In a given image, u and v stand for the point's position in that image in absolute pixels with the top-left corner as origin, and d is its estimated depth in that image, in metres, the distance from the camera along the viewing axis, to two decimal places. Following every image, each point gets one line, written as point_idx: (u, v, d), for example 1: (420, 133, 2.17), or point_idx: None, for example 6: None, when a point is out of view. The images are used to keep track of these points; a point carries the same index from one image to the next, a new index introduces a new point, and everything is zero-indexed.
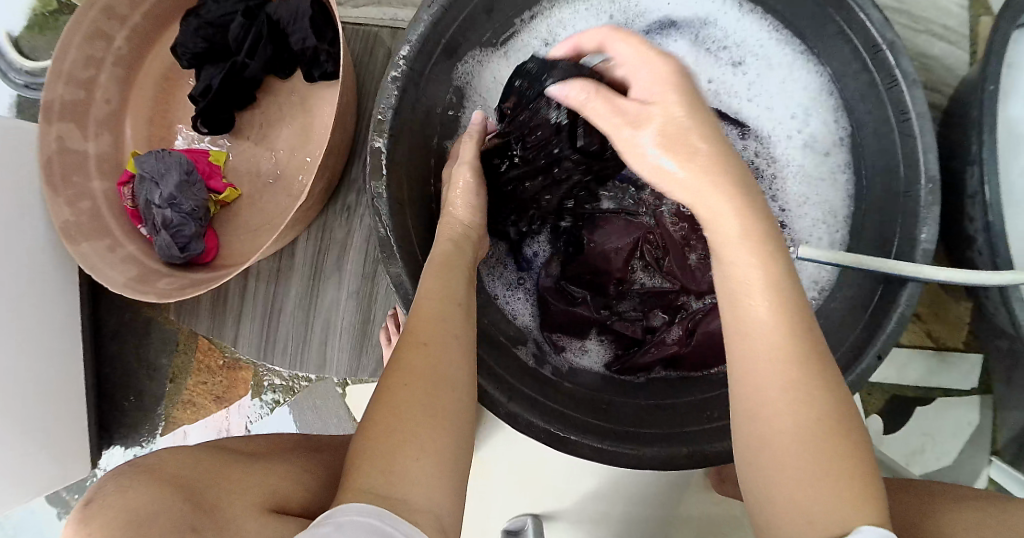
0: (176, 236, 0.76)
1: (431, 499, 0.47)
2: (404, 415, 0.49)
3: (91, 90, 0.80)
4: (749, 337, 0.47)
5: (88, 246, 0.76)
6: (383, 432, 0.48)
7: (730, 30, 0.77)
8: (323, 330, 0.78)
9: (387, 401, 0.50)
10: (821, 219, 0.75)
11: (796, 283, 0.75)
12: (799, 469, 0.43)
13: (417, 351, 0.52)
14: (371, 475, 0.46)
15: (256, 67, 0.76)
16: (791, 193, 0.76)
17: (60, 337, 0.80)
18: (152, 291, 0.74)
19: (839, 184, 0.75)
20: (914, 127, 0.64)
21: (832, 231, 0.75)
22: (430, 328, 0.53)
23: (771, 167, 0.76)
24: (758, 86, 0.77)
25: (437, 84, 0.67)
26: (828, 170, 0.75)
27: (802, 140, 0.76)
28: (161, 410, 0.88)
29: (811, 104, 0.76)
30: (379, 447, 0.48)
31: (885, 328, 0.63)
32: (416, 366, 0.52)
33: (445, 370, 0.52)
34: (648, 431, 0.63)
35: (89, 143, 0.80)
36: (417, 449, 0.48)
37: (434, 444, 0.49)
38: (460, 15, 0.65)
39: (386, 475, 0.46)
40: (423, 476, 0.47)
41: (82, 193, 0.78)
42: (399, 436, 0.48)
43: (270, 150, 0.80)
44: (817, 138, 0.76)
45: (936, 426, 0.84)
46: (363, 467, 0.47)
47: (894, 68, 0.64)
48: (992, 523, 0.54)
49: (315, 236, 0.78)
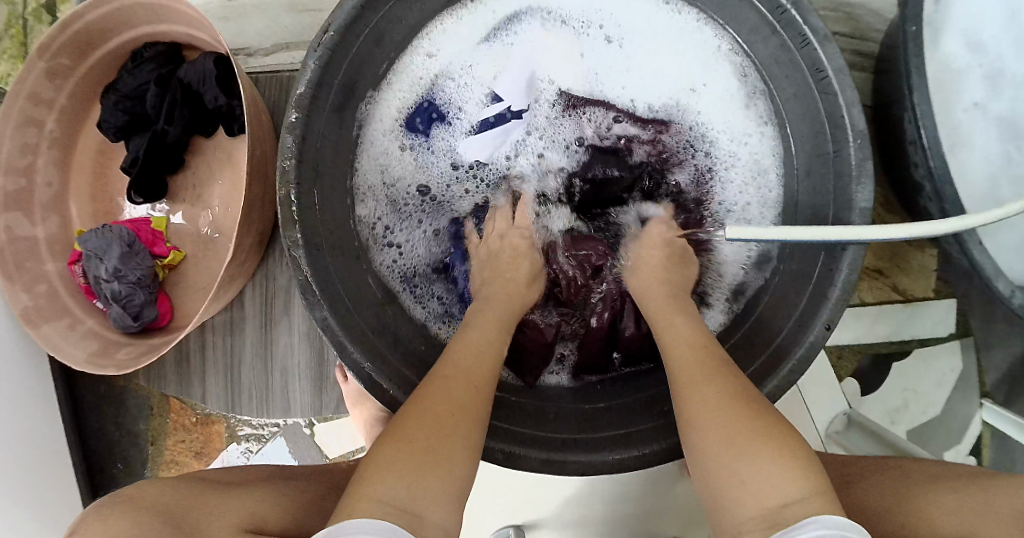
0: (128, 307, 0.78)
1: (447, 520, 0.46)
2: (433, 435, 0.49)
3: (31, 175, 0.83)
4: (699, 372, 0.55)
5: (48, 328, 0.78)
6: (403, 441, 0.48)
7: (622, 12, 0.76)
8: (283, 376, 0.79)
9: (411, 418, 0.51)
10: (747, 185, 0.74)
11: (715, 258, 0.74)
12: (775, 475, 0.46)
13: (443, 381, 0.54)
14: (394, 486, 0.45)
15: (177, 132, 0.78)
16: (714, 160, 0.75)
17: (37, 417, 0.83)
18: (112, 364, 0.76)
19: (761, 144, 0.73)
20: (833, 84, 0.61)
21: (759, 193, 0.73)
22: (459, 363, 0.56)
23: (692, 139, 0.75)
24: (657, 62, 0.76)
25: (333, 127, 0.66)
26: (745, 135, 0.74)
27: (716, 105, 0.75)
28: (148, 472, 0.90)
29: (719, 69, 0.74)
30: (407, 459, 0.47)
31: (830, 296, 0.60)
32: (444, 391, 0.53)
33: (476, 398, 0.54)
34: (597, 435, 0.62)
35: (37, 228, 0.83)
36: (433, 463, 0.48)
37: (456, 470, 0.49)
38: (347, 52, 0.64)
39: (412, 489, 0.46)
40: (445, 499, 0.47)
41: (38, 277, 0.81)
42: (421, 445, 0.48)
43: (206, 208, 0.82)
44: (730, 103, 0.74)
45: (916, 380, 0.82)
46: (372, 475, 0.46)
47: (802, 26, 0.61)
48: (970, 500, 0.51)
49: (260, 285, 0.79)
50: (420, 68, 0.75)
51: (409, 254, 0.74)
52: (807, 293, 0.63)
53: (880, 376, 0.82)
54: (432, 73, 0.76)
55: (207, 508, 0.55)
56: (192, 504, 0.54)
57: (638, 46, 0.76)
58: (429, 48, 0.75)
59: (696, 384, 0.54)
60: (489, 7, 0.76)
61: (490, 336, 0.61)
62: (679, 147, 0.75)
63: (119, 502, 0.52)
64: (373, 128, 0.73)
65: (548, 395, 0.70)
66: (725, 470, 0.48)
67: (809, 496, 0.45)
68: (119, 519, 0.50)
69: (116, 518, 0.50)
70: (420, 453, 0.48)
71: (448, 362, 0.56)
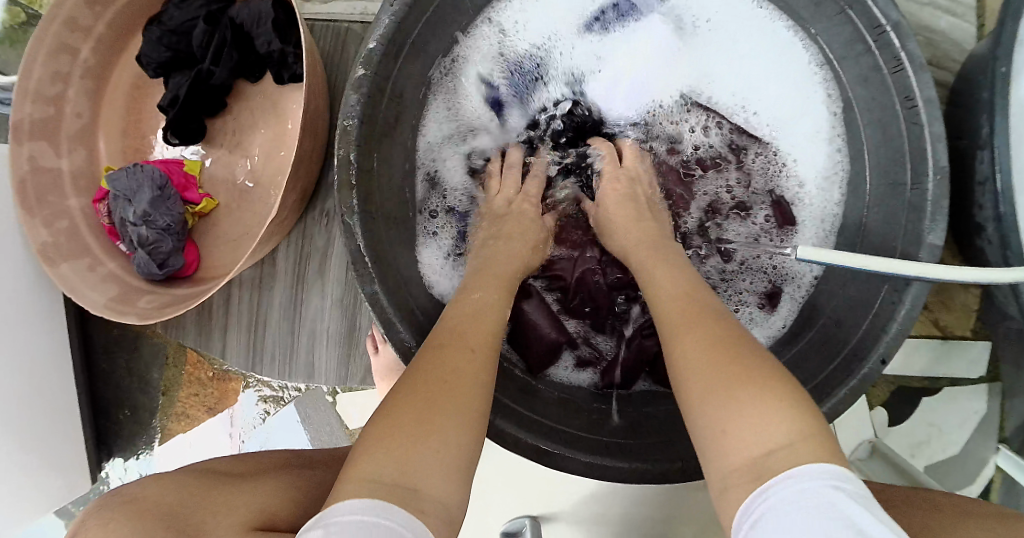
0: (154, 254, 0.74)
1: (445, 495, 0.43)
2: (429, 405, 0.46)
3: (61, 105, 0.78)
4: (704, 330, 0.49)
5: (67, 267, 0.75)
6: (408, 424, 0.45)
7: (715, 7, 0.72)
8: (309, 341, 0.77)
9: (409, 392, 0.48)
10: (820, 213, 0.71)
11: (786, 283, 0.72)
12: (752, 414, 0.42)
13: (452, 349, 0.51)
14: (386, 462, 0.43)
15: (223, 74, 0.74)
16: (796, 182, 0.72)
17: (46, 358, 0.80)
18: (132, 313, 0.73)
19: (840, 176, 0.70)
20: (921, 114, 0.58)
21: (829, 228, 0.71)
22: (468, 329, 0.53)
23: (769, 159, 0.73)
24: (747, 74, 0.72)
25: (404, 95, 0.64)
26: (820, 166, 0.71)
27: (803, 129, 0.71)
28: (155, 423, 0.89)
29: (810, 87, 0.70)
30: (402, 436, 0.45)
31: (888, 331, 0.59)
32: (453, 359, 0.50)
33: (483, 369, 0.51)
34: (641, 442, 0.60)
35: (62, 159, 0.79)
36: (426, 443, 0.44)
37: (457, 444, 0.46)
38: (424, 12, 0.61)
39: (403, 463, 0.43)
40: (439, 470, 0.44)
41: (58, 212, 0.77)
42: (422, 428, 0.45)
43: (246, 157, 0.79)
44: (817, 127, 0.71)
45: (940, 417, 0.81)
46: (369, 455, 0.44)
47: (899, 51, 0.58)
48: None
49: (295, 245, 0.76)
50: (497, 41, 0.72)
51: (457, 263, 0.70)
52: (863, 326, 0.62)
53: (907, 408, 0.82)
54: (511, 50, 0.72)
55: (216, 505, 0.51)
56: (200, 502, 0.51)
57: (738, 54, 0.72)
58: (515, 17, 0.72)
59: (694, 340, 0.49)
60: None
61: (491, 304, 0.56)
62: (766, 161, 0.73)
63: (124, 499, 0.49)
64: (445, 102, 0.71)
65: (553, 386, 0.68)
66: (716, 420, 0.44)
67: (795, 441, 0.41)
68: (137, 503, 0.48)
69: (120, 523, 0.46)
70: (415, 436, 0.45)
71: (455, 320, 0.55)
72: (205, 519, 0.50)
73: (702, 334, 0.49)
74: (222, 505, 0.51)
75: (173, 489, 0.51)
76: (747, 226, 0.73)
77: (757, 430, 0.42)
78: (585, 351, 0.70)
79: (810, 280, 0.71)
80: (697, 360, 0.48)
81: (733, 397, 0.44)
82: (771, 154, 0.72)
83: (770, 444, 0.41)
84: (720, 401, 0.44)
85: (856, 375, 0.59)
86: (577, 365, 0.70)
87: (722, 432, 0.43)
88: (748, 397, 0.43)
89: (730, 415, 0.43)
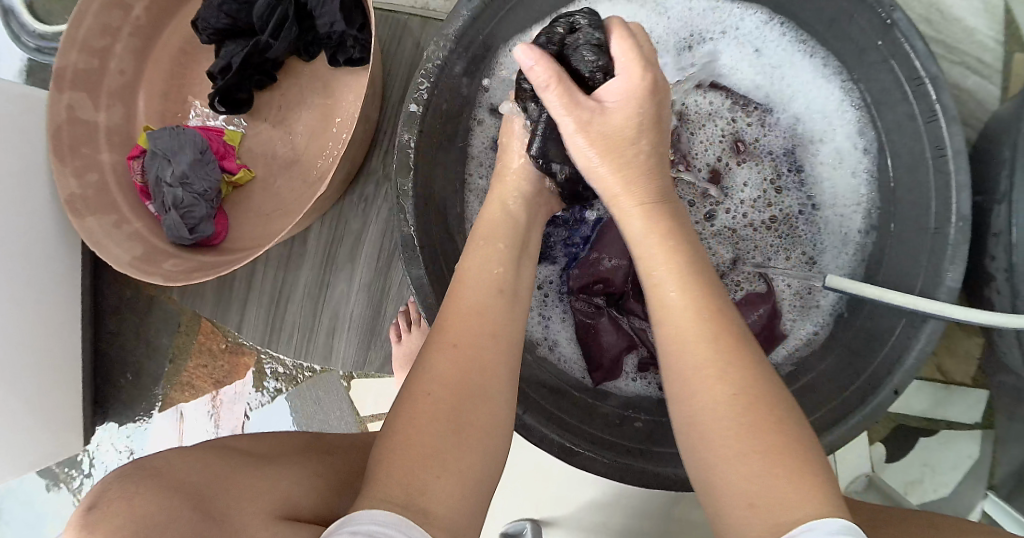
0: (186, 217, 0.73)
1: (453, 507, 0.43)
2: (422, 426, 0.45)
3: (106, 59, 0.78)
4: (694, 345, 0.46)
5: (94, 221, 0.74)
6: (409, 454, 0.44)
7: (752, 36, 0.74)
8: (331, 322, 0.76)
9: (409, 417, 0.46)
10: (837, 237, 0.74)
11: (810, 300, 0.74)
12: (778, 491, 0.41)
13: (445, 352, 0.49)
14: (390, 486, 0.43)
15: (281, 48, 0.74)
16: (821, 207, 0.75)
17: (57, 312, 0.78)
18: (157, 274, 0.72)
19: (862, 204, 0.73)
20: (950, 165, 0.61)
21: (851, 257, 0.74)
22: (462, 325, 0.51)
23: (797, 180, 0.76)
24: (780, 99, 0.75)
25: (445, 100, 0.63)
26: (843, 198, 0.74)
27: (829, 158, 0.74)
28: (158, 390, 0.87)
29: (839, 120, 0.73)
30: (406, 461, 0.44)
31: (902, 365, 0.61)
32: (443, 367, 0.48)
33: (479, 373, 0.49)
34: (666, 448, 0.61)
35: (100, 114, 0.78)
36: (440, 465, 0.44)
37: (464, 459, 0.45)
38: (496, 13, 0.62)
39: (408, 487, 0.43)
40: (443, 495, 0.43)
41: (90, 164, 0.76)
42: (422, 451, 0.44)
43: (288, 133, 0.79)
44: (843, 155, 0.74)
45: (936, 457, 0.83)
46: (382, 478, 0.44)
47: (934, 102, 0.61)
48: None
49: (329, 223, 0.76)
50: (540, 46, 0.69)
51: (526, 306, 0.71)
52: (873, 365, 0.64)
53: (905, 446, 0.84)
54: None
55: (237, 490, 0.50)
56: (224, 486, 0.50)
57: (776, 88, 0.75)
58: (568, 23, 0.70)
59: (686, 371, 0.46)
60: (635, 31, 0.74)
61: (491, 287, 0.54)
62: (795, 180, 0.76)
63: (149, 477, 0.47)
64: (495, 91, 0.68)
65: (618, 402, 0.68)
66: (716, 484, 0.43)
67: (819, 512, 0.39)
68: (150, 484, 0.46)
69: (144, 497, 0.44)
70: (428, 457, 0.44)
71: (449, 317, 0.52)
72: (229, 503, 0.49)
73: (720, 374, 0.45)
74: (244, 491, 0.51)
75: (192, 469, 0.50)
76: (768, 235, 0.76)
77: (785, 503, 0.40)
78: (645, 353, 0.70)
79: (836, 301, 0.72)
80: (713, 404, 0.44)
81: (748, 473, 0.42)
82: (805, 176, 0.75)
83: (793, 517, 0.39)
84: (736, 471, 0.42)
85: (868, 404, 0.61)
86: (640, 369, 0.70)
87: (738, 499, 0.42)
88: (762, 464, 0.42)
89: (746, 487, 0.42)
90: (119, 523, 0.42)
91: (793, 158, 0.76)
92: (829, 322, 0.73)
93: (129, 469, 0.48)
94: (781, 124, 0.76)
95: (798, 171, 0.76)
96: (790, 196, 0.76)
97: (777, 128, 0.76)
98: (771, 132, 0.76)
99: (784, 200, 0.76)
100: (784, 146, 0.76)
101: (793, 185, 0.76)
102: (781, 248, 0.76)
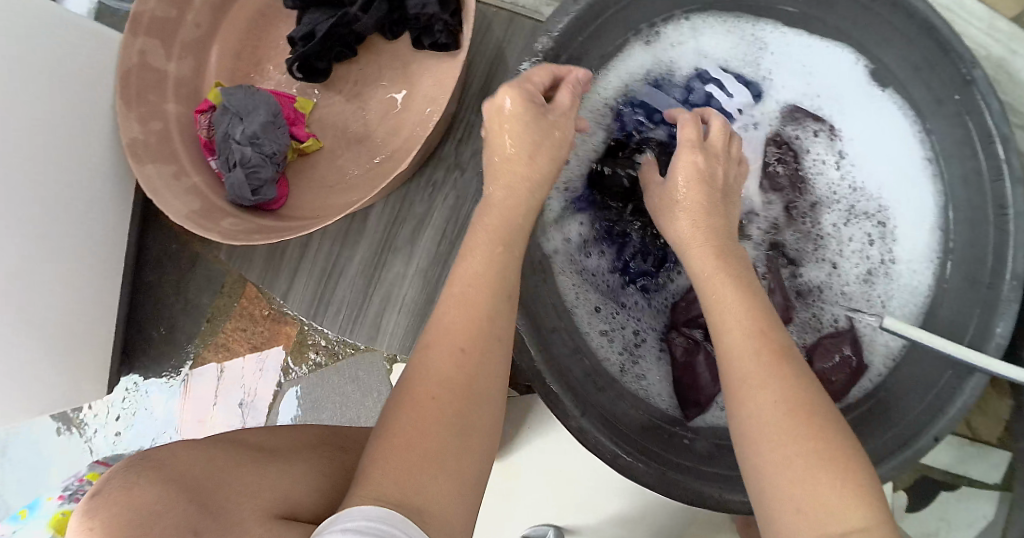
0: (252, 177, 0.72)
1: (448, 510, 0.42)
2: (421, 427, 0.44)
3: (184, 10, 0.76)
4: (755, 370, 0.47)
5: (153, 168, 0.72)
6: (401, 448, 0.43)
7: (825, 74, 0.75)
8: (382, 303, 0.75)
9: (407, 412, 0.45)
10: (901, 281, 0.73)
11: (865, 343, 0.72)
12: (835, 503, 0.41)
13: (447, 354, 0.47)
14: (384, 484, 0.42)
15: (368, 22, 0.72)
16: (885, 251, 0.74)
17: (92, 257, 0.77)
18: (215, 229, 0.70)
19: (928, 251, 0.72)
20: (1010, 225, 0.61)
21: (912, 303, 0.72)
22: (466, 323, 0.48)
23: (864, 221, 0.74)
24: (854, 137, 0.75)
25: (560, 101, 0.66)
26: (914, 244, 0.72)
27: (898, 202, 0.73)
28: (189, 348, 0.86)
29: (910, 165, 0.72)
30: (399, 463, 0.42)
31: (945, 413, 0.62)
32: (438, 366, 0.46)
33: (482, 380, 0.47)
34: (713, 468, 0.60)
35: (171, 63, 0.76)
36: (442, 465, 0.43)
37: (458, 463, 0.44)
38: (596, 18, 0.62)
39: (400, 487, 0.41)
40: (437, 494, 0.42)
41: (154, 112, 0.75)
42: (413, 450, 0.43)
43: (361, 109, 0.78)
44: (914, 200, 0.73)
45: (952, 513, 0.80)
46: (374, 478, 0.42)
47: (1002, 161, 0.61)
48: None
49: (393, 204, 0.75)
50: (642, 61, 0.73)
51: (610, 336, 0.68)
52: (918, 409, 0.65)
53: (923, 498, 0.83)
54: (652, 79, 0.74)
55: (243, 484, 0.49)
56: (226, 478, 0.49)
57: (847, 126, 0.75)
58: (673, 39, 0.73)
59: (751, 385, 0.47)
60: (728, 58, 0.75)
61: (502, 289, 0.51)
62: (863, 221, 0.74)
63: (151, 466, 0.46)
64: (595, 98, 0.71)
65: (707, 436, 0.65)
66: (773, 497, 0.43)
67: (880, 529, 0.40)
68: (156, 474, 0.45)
69: (144, 487, 0.44)
70: (427, 461, 0.43)
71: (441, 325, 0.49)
72: (229, 498, 0.48)
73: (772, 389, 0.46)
74: (247, 488, 0.49)
75: (200, 458, 0.50)
76: (833, 274, 0.75)
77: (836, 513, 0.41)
78: None
79: (895, 347, 0.71)
80: (764, 416, 0.45)
81: (801, 484, 0.42)
82: (873, 217, 0.74)
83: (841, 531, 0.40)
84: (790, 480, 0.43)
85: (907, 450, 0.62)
86: None
87: (795, 508, 0.42)
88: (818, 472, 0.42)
89: (803, 495, 0.42)
90: (117, 512, 0.42)
91: (862, 197, 0.74)
92: (887, 367, 0.72)
93: (136, 459, 0.48)
94: (850, 163, 0.75)
95: (867, 212, 0.74)
96: (855, 236, 0.74)
97: (846, 167, 0.75)
98: (840, 169, 0.75)
99: (850, 240, 0.74)
100: (852, 185, 0.75)
101: (860, 226, 0.74)
102: (842, 288, 0.74)
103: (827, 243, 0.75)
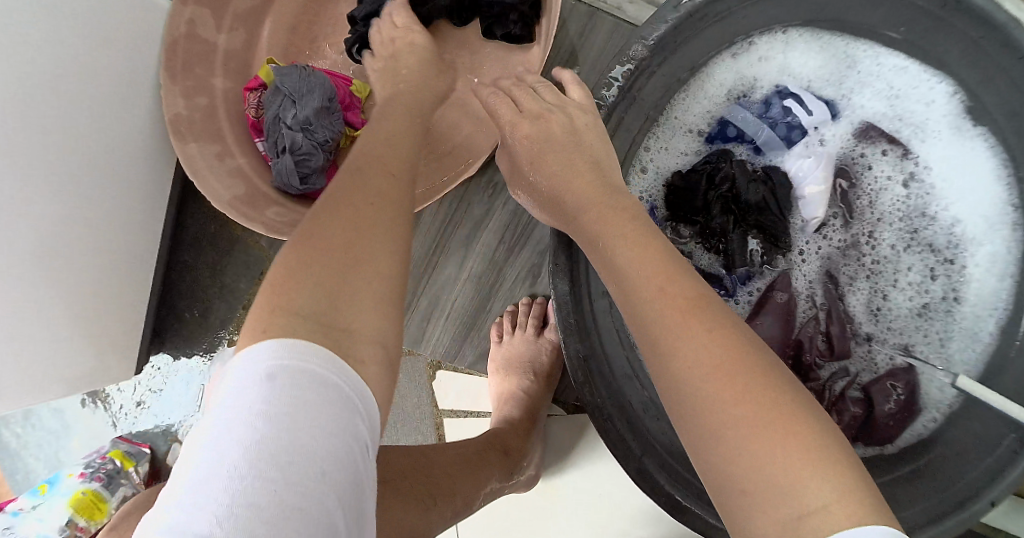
0: (301, 165, 0.68)
1: (379, 329, 0.41)
2: (326, 235, 0.43)
3: None
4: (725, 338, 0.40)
5: (196, 147, 0.68)
6: (311, 260, 0.41)
7: (899, 81, 0.62)
8: (429, 308, 0.72)
9: (315, 234, 0.43)
10: (963, 325, 0.61)
11: (915, 390, 0.61)
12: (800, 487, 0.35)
13: (353, 192, 0.45)
14: (306, 300, 0.39)
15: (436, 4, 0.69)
16: (947, 287, 0.62)
17: (126, 234, 0.74)
18: (259, 221, 0.66)
19: (1000, 292, 0.59)
20: None
21: (974, 351, 0.60)
22: (365, 164, 0.47)
23: (925, 249, 0.62)
24: (925, 152, 0.62)
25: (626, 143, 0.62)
26: (982, 281, 0.60)
27: (969, 229, 0.61)
28: (222, 333, 0.84)
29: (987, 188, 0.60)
30: (313, 273, 0.41)
31: (1004, 479, 0.50)
32: (356, 200, 0.44)
33: (387, 207, 0.45)
34: None
35: (221, 35, 0.71)
36: (352, 267, 0.41)
37: (373, 285, 0.42)
38: (695, 29, 0.57)
39: (326, 294, 0.40)
40: (363, 307, 0.41)
41: (200, 87, 0.71)
42: (328, 268, 0.41)
43: None
44: (988, 229, 0.60)
45: None
46: (291, 293, 0.40)
47: None
48: None
49: (449, 204, 0.70)
50: (730, 76, 0.65)
51: None
52: (972, 471, 0.53)
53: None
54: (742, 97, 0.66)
55: None
56: None
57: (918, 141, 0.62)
58: (766, 52, 0.64)
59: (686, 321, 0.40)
60: (813, 78, 0.65)
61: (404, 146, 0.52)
62: (923, 249, 0.62)
63: None
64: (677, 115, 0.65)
65: None
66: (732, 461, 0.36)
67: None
68: None
69: None
70: (334, 275, 0.41)
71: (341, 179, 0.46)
72: None
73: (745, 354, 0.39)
74: None
75: None
76: (882, 309, 0.63)
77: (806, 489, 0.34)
78: None
79: (948, 397, 0.59)
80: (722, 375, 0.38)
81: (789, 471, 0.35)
82: (939, 245, 0.62)
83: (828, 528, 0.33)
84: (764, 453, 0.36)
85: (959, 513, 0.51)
86: None
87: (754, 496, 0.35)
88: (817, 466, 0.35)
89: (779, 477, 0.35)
90: None
91: (926, 221, 0.62)
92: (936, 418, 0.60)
93: None
94: (917, 182, 0.63)
95: (930, 239, 0.62)
96: (911, 266, 0.62)
97: (910, 186, 0.63)
98: (902, 188, 0.63)
99: (906, 271, 0.63)
100: (917, 206, 0.63)
101: (919, 255, 0.62)
102: (891, 326, 0.63)
103: (876, 271, 0.63)
